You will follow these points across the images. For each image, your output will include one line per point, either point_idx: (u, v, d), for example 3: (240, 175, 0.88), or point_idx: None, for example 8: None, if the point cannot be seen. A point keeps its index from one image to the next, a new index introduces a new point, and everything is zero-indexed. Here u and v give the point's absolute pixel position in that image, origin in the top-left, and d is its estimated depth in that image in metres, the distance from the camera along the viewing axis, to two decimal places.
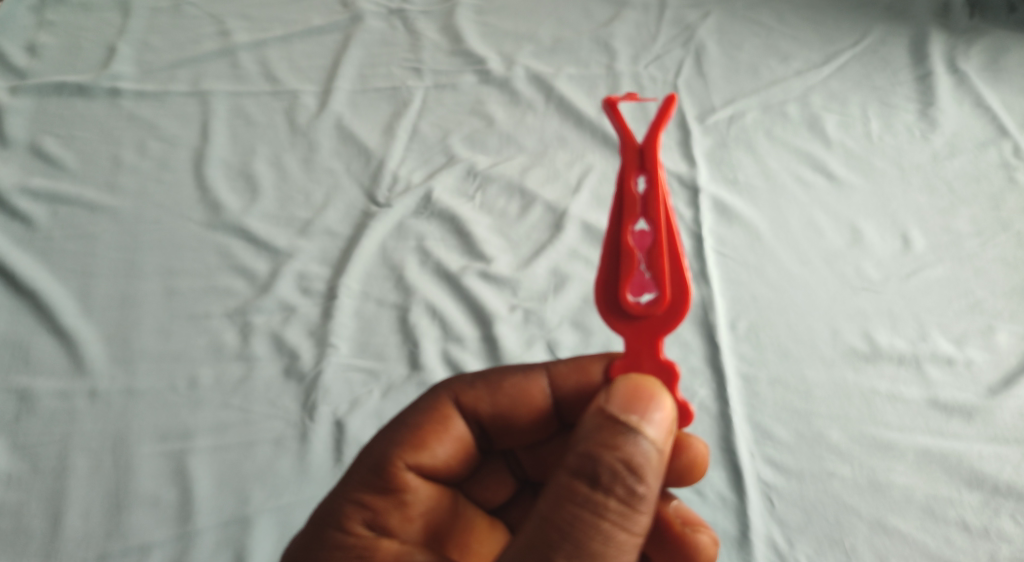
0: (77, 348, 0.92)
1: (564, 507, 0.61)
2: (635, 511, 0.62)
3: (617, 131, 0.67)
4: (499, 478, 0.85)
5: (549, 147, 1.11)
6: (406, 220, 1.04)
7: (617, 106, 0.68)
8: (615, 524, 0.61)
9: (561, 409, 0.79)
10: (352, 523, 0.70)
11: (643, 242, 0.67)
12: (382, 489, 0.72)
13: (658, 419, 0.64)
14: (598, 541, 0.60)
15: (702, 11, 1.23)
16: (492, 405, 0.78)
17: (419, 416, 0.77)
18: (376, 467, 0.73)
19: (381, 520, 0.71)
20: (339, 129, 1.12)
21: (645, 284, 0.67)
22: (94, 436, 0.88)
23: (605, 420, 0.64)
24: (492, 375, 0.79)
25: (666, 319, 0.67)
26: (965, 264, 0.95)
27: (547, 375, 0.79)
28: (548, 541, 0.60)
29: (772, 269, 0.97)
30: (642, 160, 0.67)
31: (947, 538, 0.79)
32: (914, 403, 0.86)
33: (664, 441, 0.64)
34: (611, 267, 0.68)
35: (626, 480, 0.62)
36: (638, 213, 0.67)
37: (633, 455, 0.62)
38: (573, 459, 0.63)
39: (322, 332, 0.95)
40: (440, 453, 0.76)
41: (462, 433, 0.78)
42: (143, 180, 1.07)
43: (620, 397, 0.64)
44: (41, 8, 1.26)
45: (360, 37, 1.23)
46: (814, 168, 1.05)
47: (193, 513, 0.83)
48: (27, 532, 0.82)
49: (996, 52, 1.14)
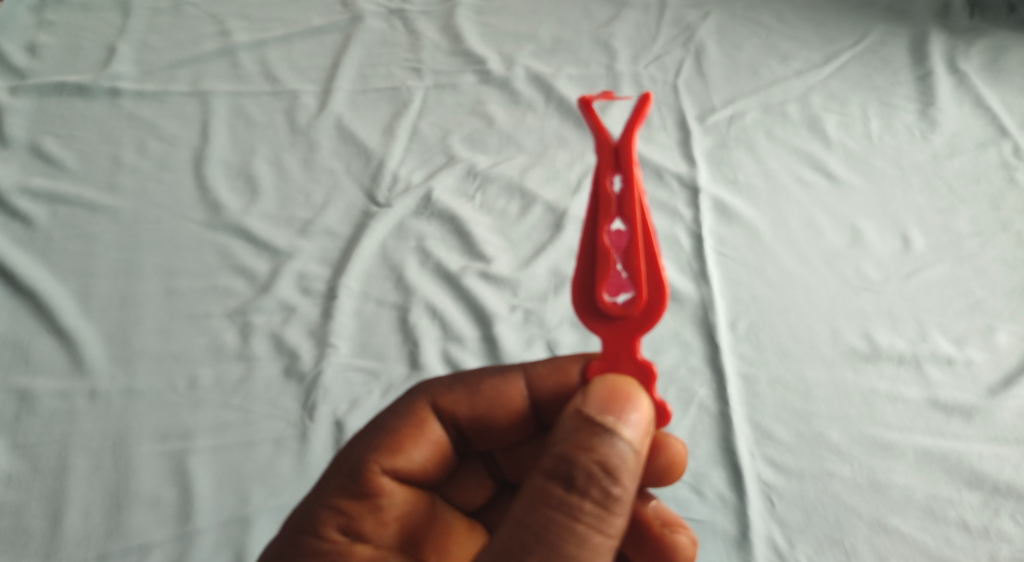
0: (77, 347, 0.92)
1: (539, 510, 0.61)
2: (610, 513, 0.62)
3: (591, 131, 0.67)
4: (477, 480, 0.84)
5: (549, 147, 1.11)
6: (406, 220, 1.04)
7: (592, 106, 0.68)
8: (590, 526, 0.61)
9: (540, 410, 0.79)
10: (327, 528, 0.71)
11: (619, 242, 0.67)
12: (356, 494, 0.72)
13: (635, 420, 0.64)
14: (573, 544, 0.60)
15: (702, 11, 1.23)
16: (470, 408, 0.78)
17: (397, 420, 0.77)
18: (352, 472, 0.73)
19: (356, 524, 0.72)
20: (339, 129, 1.12)
21: (622, 284, 0.67)
22: (94, 435, 0.88)
23: (581, 422, 0.64)
24: (470, 377, 0.79)
25: (643, 319, 0.67)
26: (964, 264, 0.95)
27: (526, 376, 0.79)
28: (522, 544, 0.60)
29: (772, 269, 0.97)
30: (617, 159, 0.67)
31: (947, 538, 0.80)
32: (915, 403, 0.86)
33: (641, 442, 0.64)
34: (588, 268, 0.68)
35: (601, 482, 0.62)
36: (613, 212, 0.67)
37: (609, 456, 0.62)
38: (549, 462, 0.63)
39: (322, 332, 0.95)
40: (416, 456, 0.76)
41: (440, 436, 0.78)
42: (144, 180, 1.07)
43: (596, 399, 0.64)
44: (41, 8, 1.26)
45: (361, 37, 1.23)
46: (814, 168, 1.05)
47: (193, 513, 0.83)
48: (27, 532, 0.82)
49: (995, 52, 1.14)
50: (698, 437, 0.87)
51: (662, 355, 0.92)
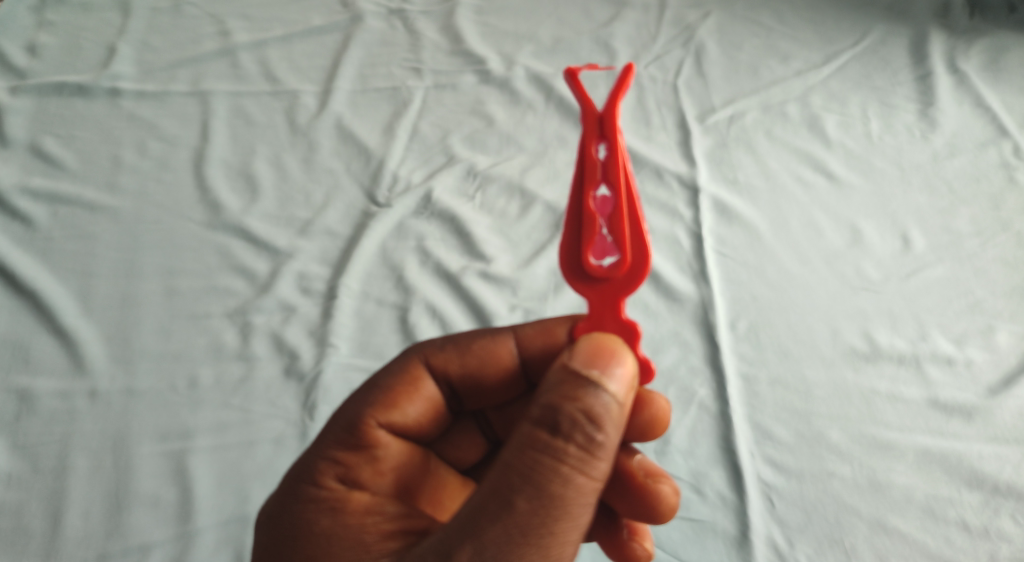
0: (77, 347, 0.92)
1: (525, 453, 0.61)
2: (594, 457, 0.62)
3: (577, 102, 0.68)
4: (470, 437, 0.85)
5: (549, 147, 1.11)
6: (406, 220, 1.04)
7: (577, 76, 0.69)
8: (574, 468, 0.61)
9: (529, 369, 0.79)
10: (325, 477, 0.70)
11: (604, 207, 0.67)
12: (354, 446, 0.72)
13: (620, 374, 0.64)
14: (557, 484, 0.60)
15: (701, 11, 1.23)
16: (462, 366, 0.78)
17: (392, 378, 0.77)
18: (349, 425, 0.73)
19: (353, 474, 0.71)
20: (339, 130, 1.12)
21: (607, 248, 0.67)
22: (94, 435, 0.88)
23: (567, 375, 0.63)
24: (462, 338, 0.79)
25: (628, 281, 0.67)
26: (964, 263, 0.95)
27: (515, 337, 0.79)
28: (509, 484, 0.60)
29: (771, 269, 0.97)
30: (602, 128, 0.67)
31: (947, 538, 0.80)
32: (915, 403, 0.86)
33: (625, 395, 0.64)
34: (573, 233, 0.68)
35: (586, 428, 0.62)
36: (598, 179, 0.67)
37: (593, 406, 0.62)
38: (536, 410, 0.63)
39: (322, 332, 0.95)
40: (411, 412, 0.76)
41: (433, 394, 0.78)
42: (144, 180, 1.07)
43: (582, 354, 0.64)
44: (41, 8, 1.26)
45: (361, 37, 1.22)
46: (814, 168, 1.05)
47: (193, 512, 0.84)
48: (27, 532, 0.83)
49: (995, 52, 1.14)
50: (698, 438, 0.87)
51: (662, 355, 0.92)
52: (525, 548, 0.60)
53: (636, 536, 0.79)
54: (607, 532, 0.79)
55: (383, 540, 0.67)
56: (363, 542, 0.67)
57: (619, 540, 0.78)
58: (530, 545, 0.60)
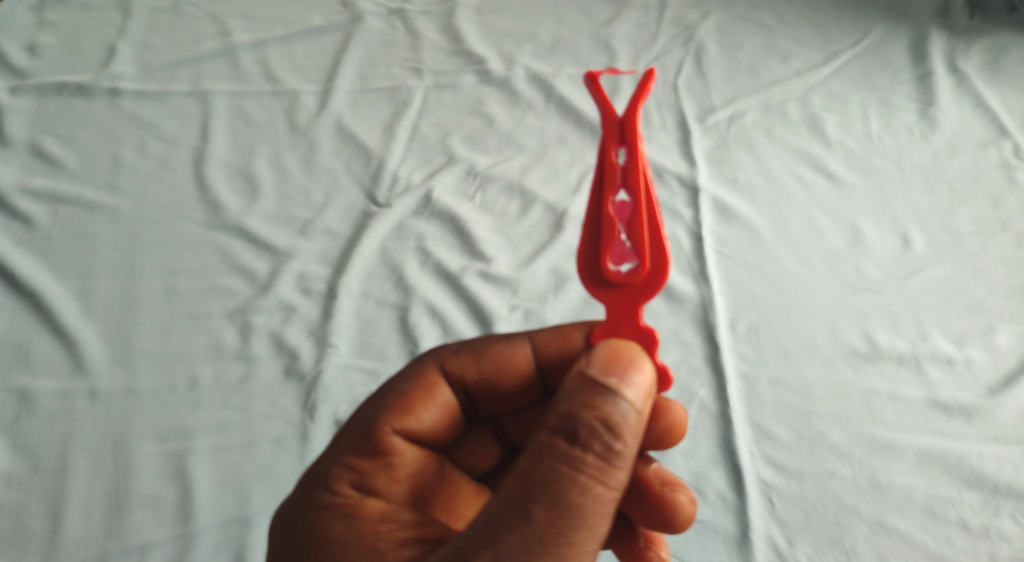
0: (77, 347, 0.92)
1: (543, 462, 0.61)
2: (612, 466, 0.62)
3: (597, 106, 0.68)
4: (485, 443, 0.85)
5: (549, 147, 1.10)
6: (406, 220, 1.04)
7: (597, 81, 0.70)
8: (591, 477, 0.61)
9: (545, 375, 0.79)
10: (339, 484, 0.70)
11: (623, 212, 0.67)
12: (369, 453, 0.72)
13: (638, 381, 0.64)
14: (575, 493, 0.60)
15: (701, 11, 1.23)
16: (477, 371, 0.78)
17: (406, 384, 0.77)
18: (364, 431, 0.73)
19: (368, 481, 0.71)
20: (339, 129, 1.12)
21: (626, 253, 0.67)
22: (94, 435, 0.88)
23: (585, 382, 0.63)
24: (477, 342, 0.79)
25: (645, 287, 0.67)
26: (966, 264, 0.95)
27: (530, 342, 0.79)
28: (527, 493, 0.60)
29: (771, 269, 0.97)
30: (622, 133, 0.68)
31: (947, 538, 0.80)
32: (915, 403, 0.86)
33: (643, 403, 0.64)
34: (592, 237, 0.68)
35: (603, 436, 0.62)
36: (618, 184, 0.67)
37: (611, 414, 0.62)
38: (553, 418, 0.63)
39: (322, 332, 0.95)
40: (426, 418, 0.76)
41: (448, 399, 0.78)
42: (145, 180, 1.07)
43: (599, 361, 0.64)
44: (41, 8, 1.26)
45: (361, 37, 1.22)
46: (814, 168, 1.05)
47: (193, 513, 0.84)
48: (27, 532, 0.83)
49: (995, 52, 1.14)
50: (699, 438, 0.87)
51: (663, 356, 0.92)
52: (542, 557, 0.60)
53: (652, 544, 0.79)
54: (622, 540, 0.79)
55: (398, 547, 0.67)
56: (378, 549, 0.66)
57: (635, 549, 0.79)
58: (547, 554, 0.60)
